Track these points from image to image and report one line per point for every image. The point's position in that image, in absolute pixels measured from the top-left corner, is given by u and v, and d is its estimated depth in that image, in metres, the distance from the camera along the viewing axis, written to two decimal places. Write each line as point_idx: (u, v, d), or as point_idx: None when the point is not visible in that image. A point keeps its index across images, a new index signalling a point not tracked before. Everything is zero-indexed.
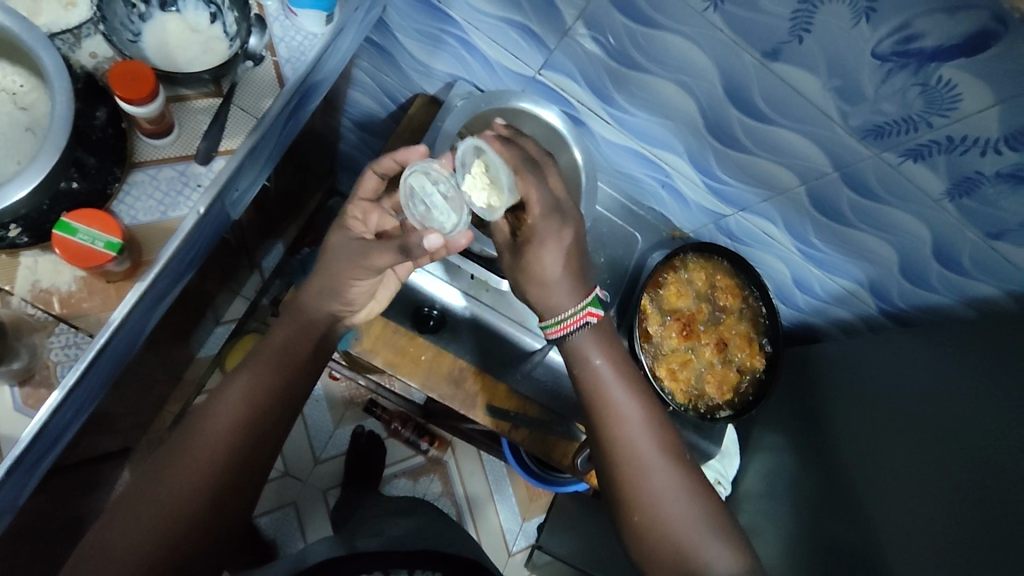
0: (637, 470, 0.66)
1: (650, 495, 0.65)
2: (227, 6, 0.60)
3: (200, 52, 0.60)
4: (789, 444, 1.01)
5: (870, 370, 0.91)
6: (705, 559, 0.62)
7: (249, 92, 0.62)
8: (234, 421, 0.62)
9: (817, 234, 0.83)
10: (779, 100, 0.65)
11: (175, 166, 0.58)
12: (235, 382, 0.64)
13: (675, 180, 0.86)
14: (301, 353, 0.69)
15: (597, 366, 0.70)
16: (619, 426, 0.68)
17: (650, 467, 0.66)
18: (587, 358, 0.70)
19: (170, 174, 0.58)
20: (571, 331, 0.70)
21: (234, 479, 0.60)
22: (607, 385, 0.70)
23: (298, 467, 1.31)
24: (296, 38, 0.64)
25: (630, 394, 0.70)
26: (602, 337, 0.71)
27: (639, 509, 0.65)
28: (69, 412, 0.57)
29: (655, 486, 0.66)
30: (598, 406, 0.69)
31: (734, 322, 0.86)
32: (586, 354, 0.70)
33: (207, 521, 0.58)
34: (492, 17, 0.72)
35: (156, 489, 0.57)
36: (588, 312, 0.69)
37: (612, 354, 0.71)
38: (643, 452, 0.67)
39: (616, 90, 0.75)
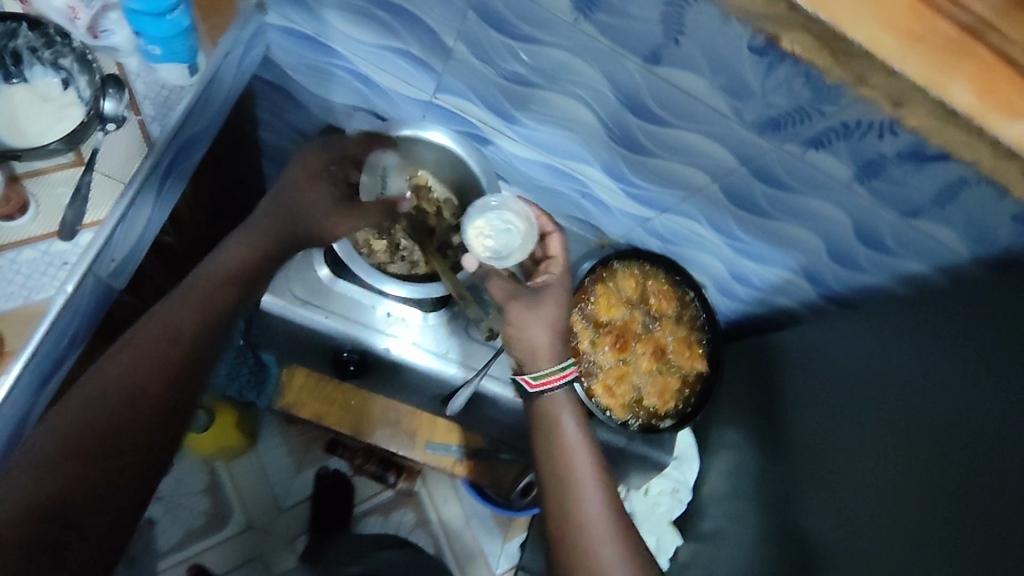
0: (575, 500, 0.62)
1: (580, 523, 0.61)
2: (76, 70, 0.57)
3: (53, 121, 0.56)
4: (750, 441, 0.99)
5: (816, 359, 0.90)
6: None
7: (115, 157, 0.58)
8: (142, 373, 0.53)
9: (742, 228, 0.81)
10: (672, 102, 0.63)
11: (37, 246, 0.55)
12: (153, 314, 0.56)
13: (593, 190, 0.83)
14: (228, 284, 0.61)
15: (555, 393, 0.68)
16: (565, 454, 0.64)
17: (606, 538, 0.60)
18: (560, 421, 0.67)
19: (32, 255, 0.55)
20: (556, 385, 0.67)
21: (144, 419, 0.52)
22: (573, 449, 0.64)
23: (261, 517, 1.26)
24: (161, 94, 0.61)
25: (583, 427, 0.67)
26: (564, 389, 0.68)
27: (574, 537, 0.61)
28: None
29: (591, 515, 0.61)
30: (545, 426, 0.67)
31: (671, 327, 0.84)
32: (559, 417, 0.67)
33: (99, 468, 0.49)
34: (375, 46, 0.69)
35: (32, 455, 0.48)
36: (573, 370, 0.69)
37: (586, 426, 0.67)
38: (585, 478, 0.63)
39: (514, 107, 0.72)
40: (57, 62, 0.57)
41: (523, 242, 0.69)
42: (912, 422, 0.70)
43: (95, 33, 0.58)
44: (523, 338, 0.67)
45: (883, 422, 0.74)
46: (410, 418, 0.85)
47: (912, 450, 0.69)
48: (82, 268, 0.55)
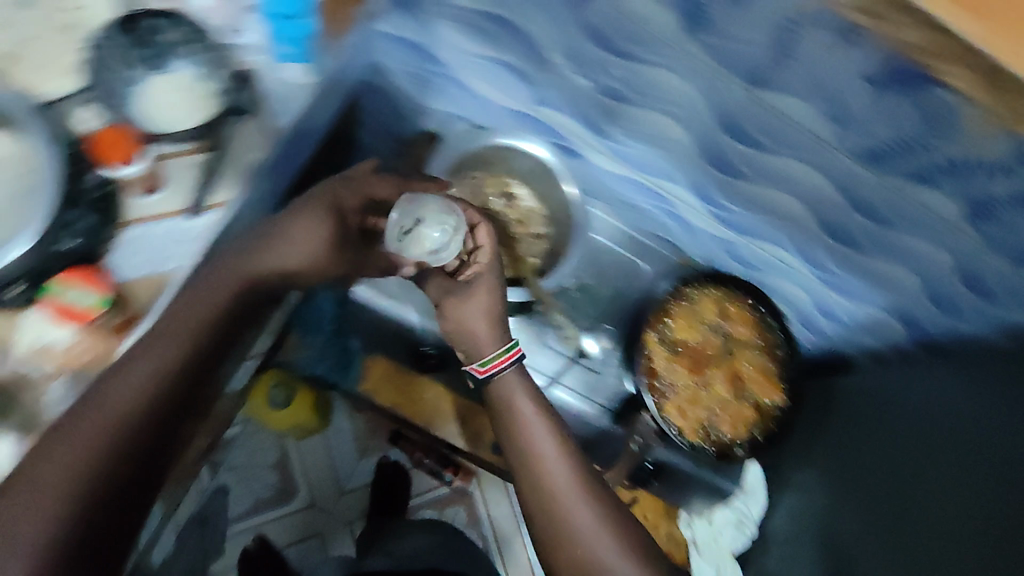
0: (566, 516, 0.61)
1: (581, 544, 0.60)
2: (213, 65, 0.62)
3: (191, 110, 0.62)
4: (809, 480, 0.93)
5: (891, 403, 0.85)
6: None
7: (240, 145, 0.63)
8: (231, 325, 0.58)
9: (833, 260, 0.78)
10: (769, 126, 0.62)
11: (168, 221, 0.61)
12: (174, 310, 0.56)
13: (679, 209, 0.82)
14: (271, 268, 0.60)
15: (515, 398, 0.67)
16: (540, 469, 0.63)
17: (571, 505, 0.62)
18: (513, 399, 0.67)
19: (163, 229, 0.61)
20: (504, 367, 0.67)
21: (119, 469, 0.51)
22: (529, 426, 0.65)
23: (324, 497, 1.32)
24: (282, 91, 0.65)
25: (551, 431, 0.66)
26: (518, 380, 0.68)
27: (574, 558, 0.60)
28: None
29: (587, 531, 0.61)
30: (517, 441, 0.66)
31: (748, 354, 0.81)
32: (513, 396, 0.67)
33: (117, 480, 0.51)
34: (479, 56, 0.72)
35: (133, 393, 0.53)
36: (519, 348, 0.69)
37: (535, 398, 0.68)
38: (550, 458, 0.64)
39: (608, 122, 0.73)
40: (197, 57, 0.62)
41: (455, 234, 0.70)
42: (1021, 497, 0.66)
43: (233, 32, 0.63)
44: (463, 324, 0.68)
45: (961, 486, 0.71)
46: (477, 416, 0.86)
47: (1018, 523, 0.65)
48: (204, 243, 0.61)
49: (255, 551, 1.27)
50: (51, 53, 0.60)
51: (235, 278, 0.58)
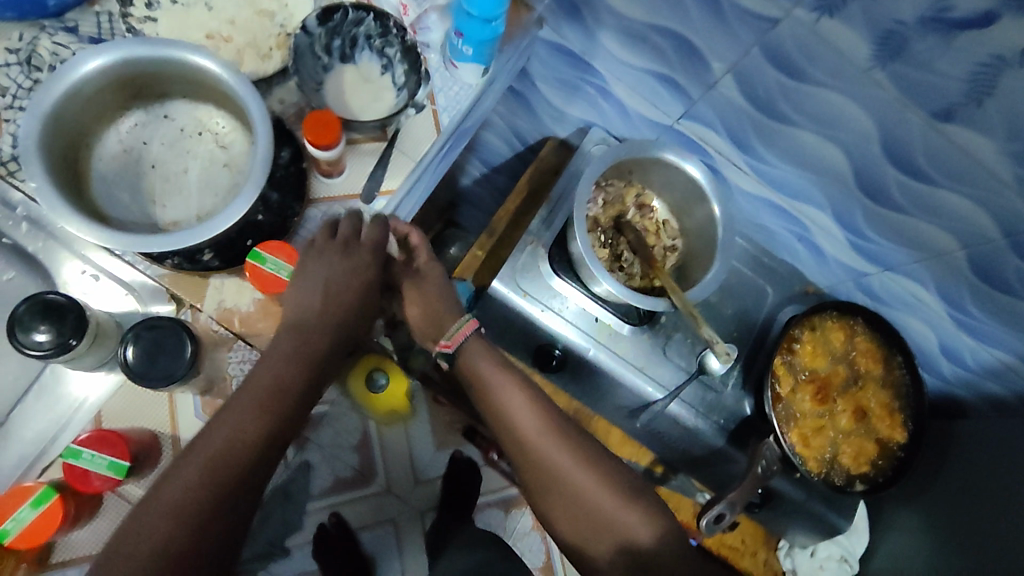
0: (554, 465, 0.66)
1: (579, 495, 0.66)
2: (398, 58, 0.65)
3: (372, 101, 0.65)
4: (913, 522, 0.91)
5: (987, 453, 0.85)
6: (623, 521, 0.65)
7: (411, 137, 0.66)
8: (297, 395, 0.56)
9: (976, 302, 0.76)
10: (944, 159, 0.61)
11: (342, 204, 0.63)
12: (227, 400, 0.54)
13: (813, 234, 0.82)
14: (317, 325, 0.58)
15: (479, 362, 0.70)
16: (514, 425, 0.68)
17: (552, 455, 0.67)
18: (477, 365, 0.69)
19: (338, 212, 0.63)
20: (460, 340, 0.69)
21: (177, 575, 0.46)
22: (492, 387, 0.69)
23: (401, 486, 1.34)
24: (453, 88, 0.68)
25: (520, 389, 0.70)
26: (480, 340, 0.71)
27: (569, 506, 0.66)
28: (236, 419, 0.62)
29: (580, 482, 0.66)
30: (489, 404, 0.69)
31: (874, 390, 0.80)
32: (475, 363, 0.69)
33: None
34: (636, 68, 0.73)
35: (187, 481, 0.49)
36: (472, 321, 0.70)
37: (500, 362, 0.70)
38: (524, 419, 0.68)
39: (759, 141, 0.73)
40: (383, 50, 0.65)
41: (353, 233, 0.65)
42: None
43: (415, 29, 0.67)
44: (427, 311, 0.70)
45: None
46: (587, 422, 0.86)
47: None
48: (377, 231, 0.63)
49: (331, 528, 1.27)
50: (255, 36, 0.64)
51: (321, 307, 0.59)
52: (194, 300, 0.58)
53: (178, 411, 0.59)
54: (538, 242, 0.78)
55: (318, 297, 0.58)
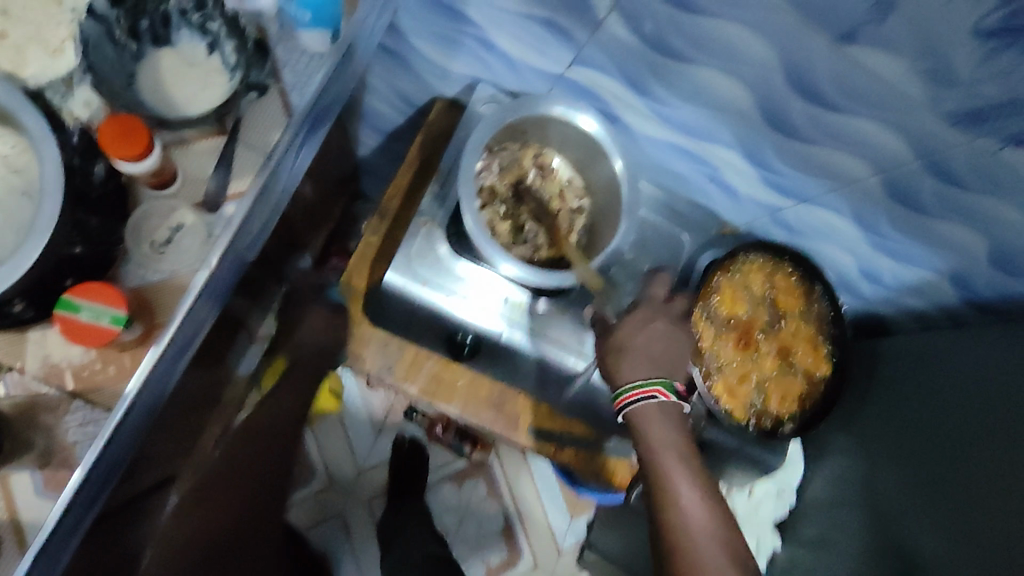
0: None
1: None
2: (223, 34, 0.55)
3: (200, 89, 0.55)
4: (846, 443, 0.93)
5: (958, 372, 0.79)
6: None
7: (255, 127, 0.56)
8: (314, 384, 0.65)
9: (892, 225, 0.73)
10: (852, 85, 0.55)
11: (169, 221, 0.53)
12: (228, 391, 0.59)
13: (723, 172, 0.76)
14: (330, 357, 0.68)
15: (651, 430, 0.62)
16: (696, 561, 0.56)
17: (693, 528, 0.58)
18: (649, 436, 0.62)
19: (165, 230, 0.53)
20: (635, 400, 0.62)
21: None
22: (660, 451, 0.61)
23: (343, 478, 1.30)
24: (300, 61, 0.57)
25: (709, 512, 0.59)
26: (667, 412, 0.63)
27: None
28: (93, 495, 0.51)
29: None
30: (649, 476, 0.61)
31: (797, 327, 0.78)
32: (652, 442, 0.62)
33: None
34: (514, 12, 0.64)
35: None
36: (658, 388, 0.63)
37: (678, 442, 0.62)
38: (678, 482, 0.60)
39: (656, 82, 0.66)
40: (205, 26, 0.55)
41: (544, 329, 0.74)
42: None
43: None
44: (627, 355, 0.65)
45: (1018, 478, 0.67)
46: (512, 400, 0.80)
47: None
48: (222, 241, 0.53)
49: None
50: (39, 27, 0.52)
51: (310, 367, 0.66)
52: (16, 359, 0.50)
53: (13, 495, 0.49)
54: (433, 223, 0.73)
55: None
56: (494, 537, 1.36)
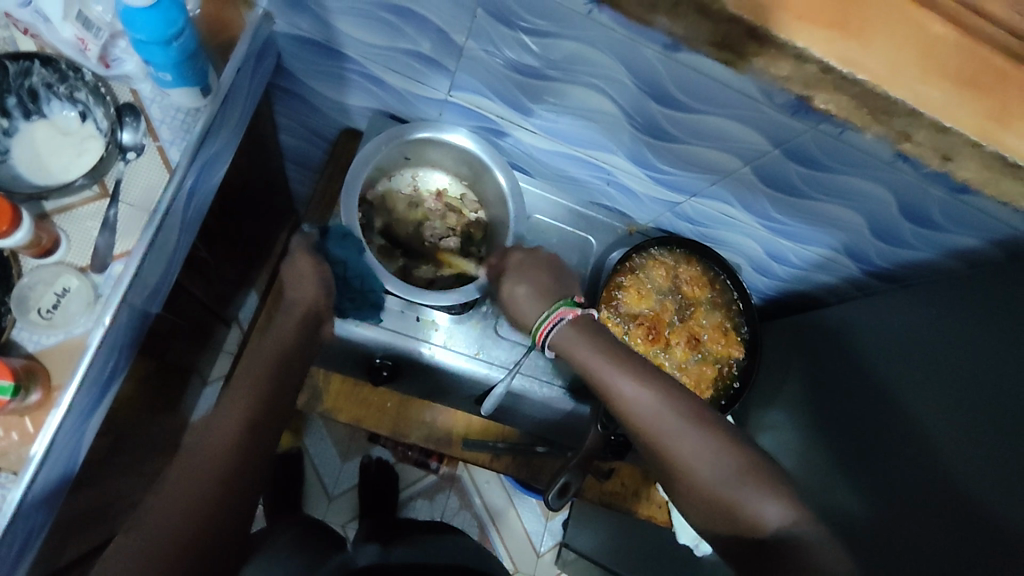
0: (674, 452, 0.57)
1: (732, 506, 0.55)
2: (92, 102, 0.57)
3: (75, 156, 0.57)
4: (778, 417, 0.93)
5: (872, 335, 0.81)
6: (753, 510, 0.54)
7: (138, 185, 0.59)
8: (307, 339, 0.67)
9: (777, 209, 0.77)
10: (693, 87, 0.58)
11: (54, 288, 0.55)
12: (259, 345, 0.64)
13: (616, 176, 0.80)
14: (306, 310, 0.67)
15: (575, 348, 0.62)
16: (685, 461, 0.57)
17: (669, 434, 0.57)
18: (576, 351, 0.62)
19: (51, 299, 0.55)
20: (546, 332, 0.63)
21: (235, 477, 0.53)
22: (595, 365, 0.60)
23: (312, 506, 1.32)
24: (177, 118, 0.61)
25: (651, 395, 0.58)
26: (582, 326, 0.63)
27: (685, 485, 0.58)
28: (10, 563, 0.53)
29: (717, 479, 0.56)
30: (597, 389, 0.61)
31: (704, 314, 0.83)
32: (573, 350, 0.62)
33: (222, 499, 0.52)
34: (384, 47, 0.67)
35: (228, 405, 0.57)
36: (564, 309, 0.64)
37: (599, 344, 0.61)
38: (627, 387, 0.59)
39: (532, 101, 0.70)
40: (73, 96, 0.57)
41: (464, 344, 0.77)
42: (942, 374, 0.69)
43: (106, 62, 0.56)
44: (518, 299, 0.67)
45: (950, 421, 0.66)
46: (441, 416, 0.85)
47: (942, 394, 0.68)
48: (115, 298, 0.55)
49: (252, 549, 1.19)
50: None
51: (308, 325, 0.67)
52: None
53: None
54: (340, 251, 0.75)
55: (294, 320, 0.66)
56: None
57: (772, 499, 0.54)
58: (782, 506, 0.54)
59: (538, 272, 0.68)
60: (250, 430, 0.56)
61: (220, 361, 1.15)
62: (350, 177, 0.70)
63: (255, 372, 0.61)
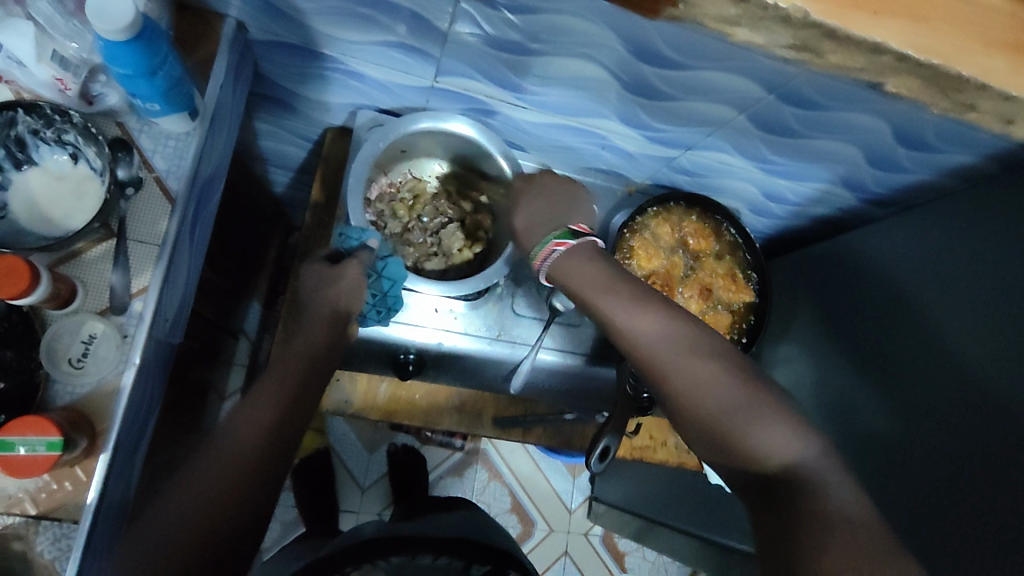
0: (674, 383, 0.57)
1: (734, 433, 0.53)
2: (82, 142, 0.56)
3: (76, 201, 0.56)
4: (791, 353, 0.95)
5: (878, 262, 0.83)
6: (758, 438, 0.52)
7: (143, 219, 0.58)
8: (334, 342, 0.61)
9: (773, 151, 0.78)
10: (686, 45, 0.58)
11: (81, 338, 0.55)
12: (291, 342, 0.59)
13: (611, 139, 0.80)
14: (336, 309, 0.62)
15: (573, 277, 0.64)
16: (685, 394, 0.56)
17: (669, 364, 0.57)
18: (575, 284, 0.64)
19: (79, 348, 0.55)
20: (541, 263, 0.66)
21: (256, 486, 0.48)
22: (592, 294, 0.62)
23: (346, 500, 1.34)
24: (168, 145, 0.60)
25: (652, 320, 0.59)
26: (579, 254, 0.64)
27: (688, 415, 0.56)
28: None
29: (723, 411, 0.54)
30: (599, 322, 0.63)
31: (712, 265, 0.84)
32: (571, 284, 0.64)
33: (239, 507, 0.46)
34: (364, 42, 0.65)
35: (256, 403, 0.52)
36: (555, 243, 0.65)
37: (607, 274, 0.63)
38: (627, 313, 0.60)
39: (521, 77, 0.69)
40: (61, 138, 0.56)
41: (480, 326, 0.78)
42: (955, 293, 0.71)
43: (89, 99, 0.57)
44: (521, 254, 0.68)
45: (968, 336, 0.68)
46: (471, 398, 0.86)
47: (956, 312, 0.70)
48: (140, 335, 0.55)
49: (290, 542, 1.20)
50: None
51: (335, 323, 0.62)
52: None
53: None
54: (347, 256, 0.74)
55: (319, 322, 0.61)
56: (505, 515, 1.41)
57: (781, 429, 0.52)
58: (792, 432, 0.51)
59: (533, 200, 0.70)
60: (275, 442, 0.50)
61: (234, 375, 1.14)
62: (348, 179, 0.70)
63: (281, 372, 0.55)
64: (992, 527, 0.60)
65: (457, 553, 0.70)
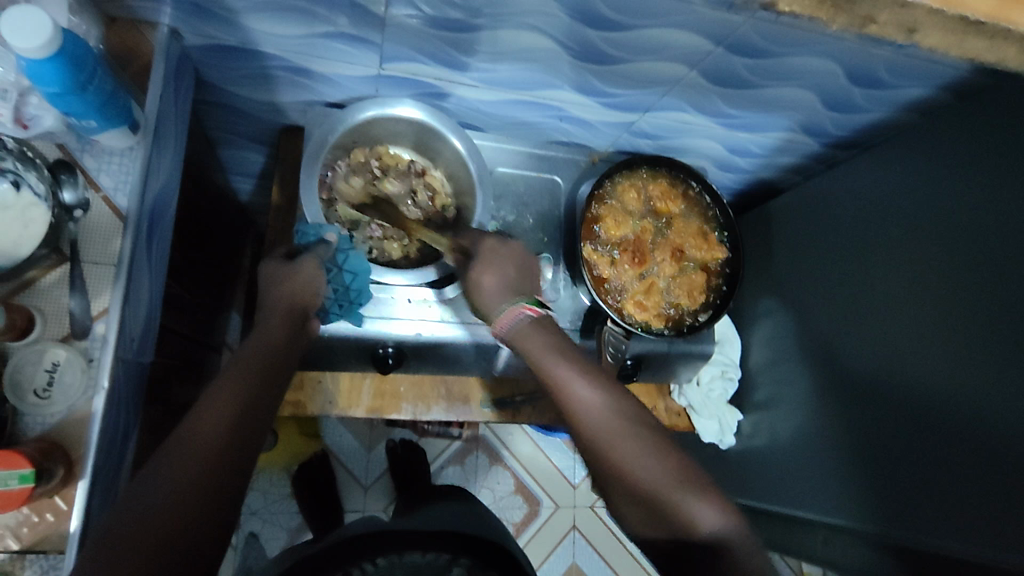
0: (614, 456, 0.56)
1: (670, 507, 0.55)
2: (23, 168, 0.54)
3: (23, 228, 0.53)
4: (770, 304, 0.96)
5: (847, 205, 0.83)
6: (691, 517, 0.54)
7: (95, 240, 0.57)
8: (297, 334, 0.60)
9: (730, 105, 0.77)
10: (626, 4, 0.57)
11: (44, 366, 0.54)
12: (250, 337, 0.58)
13: (567, 110, 0.80)
14: (295, 301, 0.61)
15: (529, 345, 0.61)
16: (623, 472, 0.56)
17: (616, 439, 0.56)
18: (526, 350, 0.61)
19: (44, 377, 0.54)
20: (505, 325, 0.62)
21: (221, 480, 0.48)
22: (544, 361, 0.59)
23: (350, 499, 1.33)
24: (113, 164, 0.59)
25: (596, 388, 0.59)
26: (540, 326, 0.62)
27: (615, 488, 0.57)
28: None
29: (655, 485, 0.55)
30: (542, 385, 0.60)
31: (682, 226, 0.84)
32: (523, 348, 0.61)
33: (207, 500, 0.46)
34: (303, 36, 0.64)
35: (218, 395, 0.51)
36: (526, 307, 0.63)
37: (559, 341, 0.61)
38: (571, 380, 0.59)
39: (466, 55, 0.68)
40: None
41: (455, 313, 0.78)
42: (925, 226, 0.71)
43: (23, 123, 0.55)
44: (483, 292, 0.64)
45: (940, 268, 0.68)
46: (457, 385, 0.86)
47: (927, 245, 0.70)
48: (105, 357, 0.54)
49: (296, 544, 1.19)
50: None
51: (297, 314, 0.61)
52: None
53: None
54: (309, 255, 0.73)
55: (279, 315, 0.59)
56: (511, 497, 1.42)
57: (711, 507, 0.55)
58: (719, 511, 0.55)
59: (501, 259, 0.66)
60: (241, 433, 0.50)
61: None
62: (304, 178, 0.69)
63: (241, 364, 0.54)
64: (984, 455, 0.60)
65: (442, 549, 0.68)
